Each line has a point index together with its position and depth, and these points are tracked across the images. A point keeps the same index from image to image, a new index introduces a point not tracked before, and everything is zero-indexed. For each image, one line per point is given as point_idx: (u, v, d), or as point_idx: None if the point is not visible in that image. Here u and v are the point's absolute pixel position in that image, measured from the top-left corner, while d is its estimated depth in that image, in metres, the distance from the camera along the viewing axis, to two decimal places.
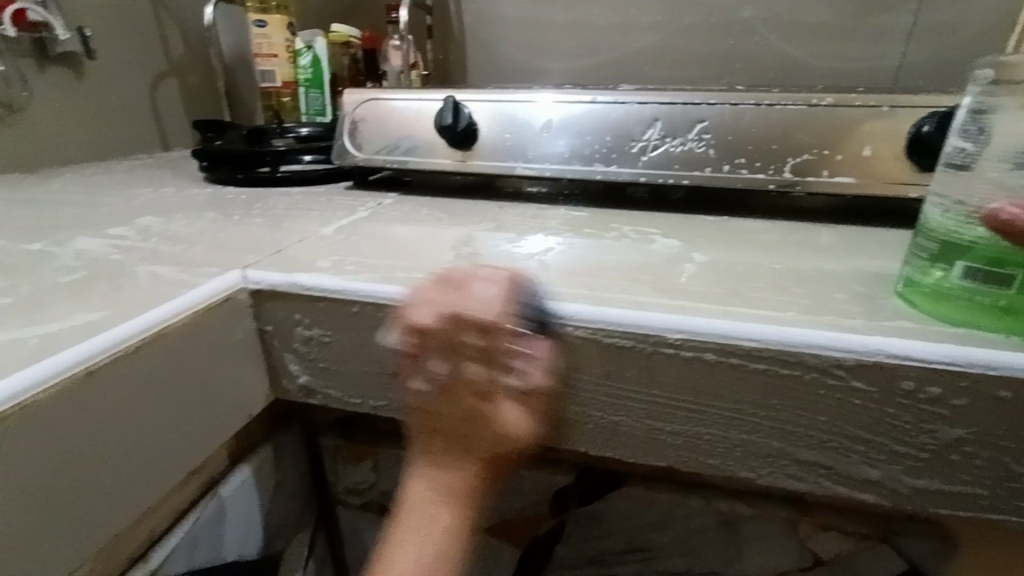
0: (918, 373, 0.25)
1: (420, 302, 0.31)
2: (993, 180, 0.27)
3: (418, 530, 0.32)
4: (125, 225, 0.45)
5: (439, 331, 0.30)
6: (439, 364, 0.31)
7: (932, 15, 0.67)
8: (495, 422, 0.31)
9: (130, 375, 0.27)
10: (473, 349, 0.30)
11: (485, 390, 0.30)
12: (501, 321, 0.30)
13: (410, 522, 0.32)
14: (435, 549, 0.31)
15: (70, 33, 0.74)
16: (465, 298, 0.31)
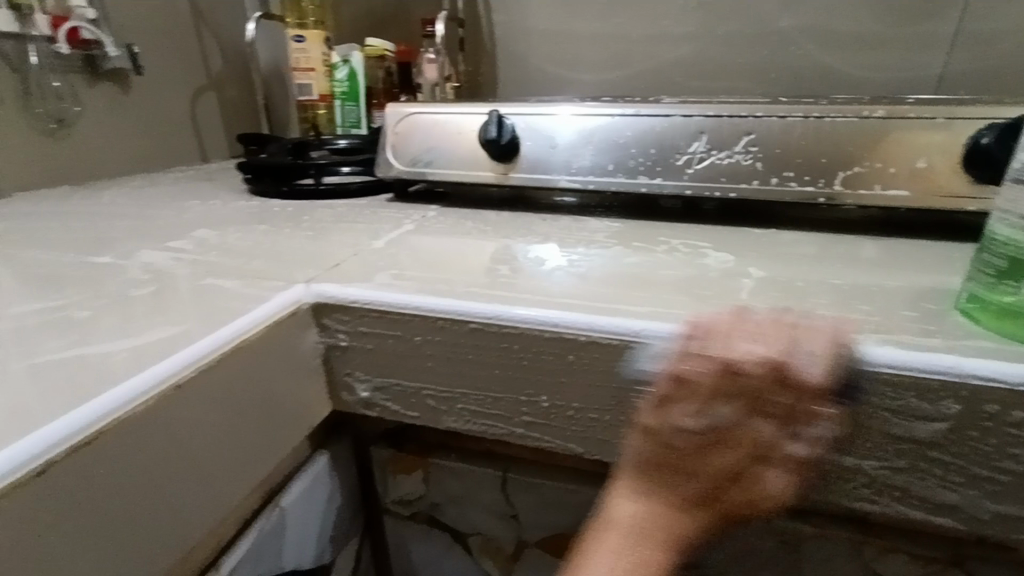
0: (1003, 396, 0.25)
1: (687, 361, 0.28)
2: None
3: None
4: (183, 238, 0.46)
5: (715, 377, 0.27)
6: (728, 410, 0.27)
7: (976, 24, 0.66)
8: (754, 479, 0.28)
9: (209, 390, 0.28)
10: (783, 410, 0.26)
11: (764, 446, 0.27)
12: (754, 369, 0.27)
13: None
14: None
15: (120, 50, 0.76)
16: (791, 351, 0.27)
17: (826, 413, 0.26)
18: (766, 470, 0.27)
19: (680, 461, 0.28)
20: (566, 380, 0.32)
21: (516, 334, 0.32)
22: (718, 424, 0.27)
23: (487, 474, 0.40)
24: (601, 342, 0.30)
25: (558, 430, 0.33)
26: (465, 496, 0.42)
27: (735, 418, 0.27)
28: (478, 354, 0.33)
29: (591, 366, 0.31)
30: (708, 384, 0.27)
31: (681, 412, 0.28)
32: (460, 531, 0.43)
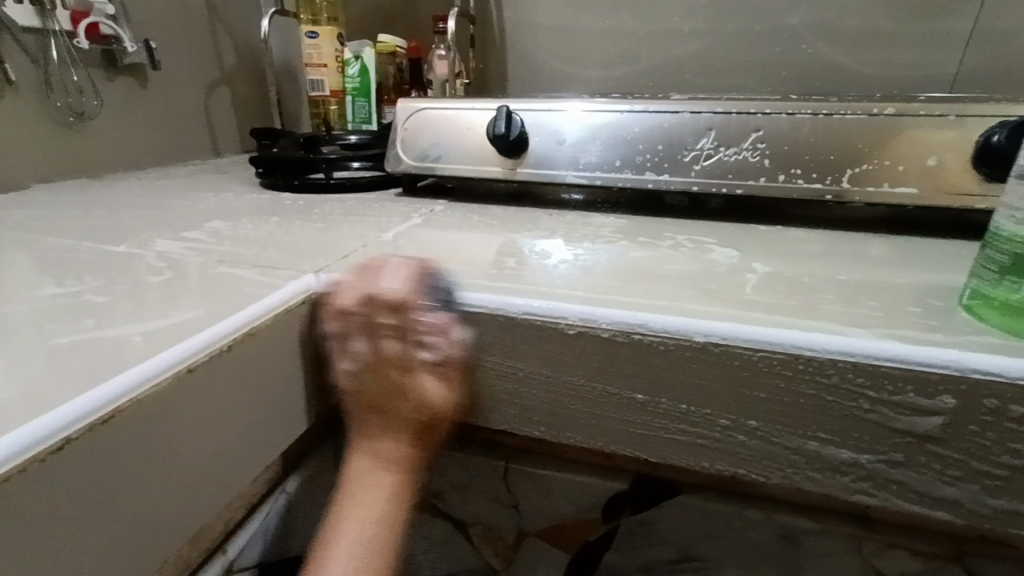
0: (1005, 392, 0.25)
1: (339, 286, 0.35)
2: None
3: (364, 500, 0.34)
4: (196, 229, 0.47)
5: (360, 312, 0.34)
6: (395, 342, 0.33)
7: (993, 22, 0.65)
8: (412, 384, 0.33)
9: (221, 374, 0.28)
10: (398, 329, 0.33)
11: (434, 358, 0.33)
12: (405, 295, 0.33)
13: (349, 507, 0.34)
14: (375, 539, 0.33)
15: (137, 45, 0.78)
16: (371, 283, 0.34)
17: (435, 322, 0.33)
18: (414, 380, 0.33)
19: (379, 382, 0.34)
20: (570, 371, 0.32)
21: (523, 326, 0.32)
22: (406, 351, 0.33)
23: (489, 463, 0.41)
24: (606, 334, 0.30)
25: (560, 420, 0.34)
26: (468, 485, 0.42)
27: (397, 344, 0.33)
28: (483, 345, 0.33)
29: (594, 357, 0.31)
30: (364, 319, 0.34)
31: (354, 345, 0.34)
32: (462, 520, 0.44)
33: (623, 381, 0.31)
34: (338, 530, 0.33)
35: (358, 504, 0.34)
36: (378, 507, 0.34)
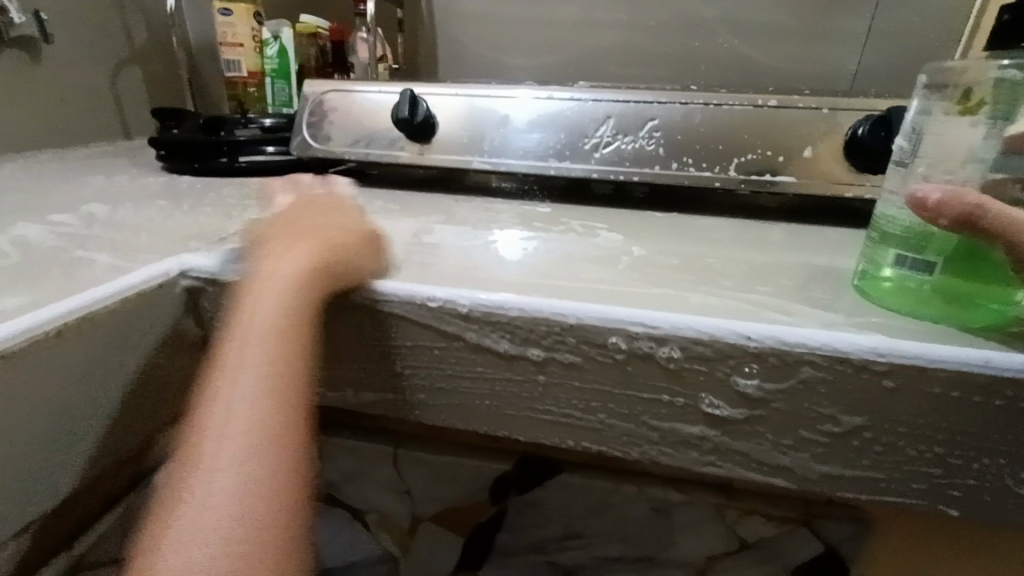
0: (824, 362, 0.26)
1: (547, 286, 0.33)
2: (921, 176, 0.27)
3: (265, 320, 0.30)
4: (68, 213, 0.44)
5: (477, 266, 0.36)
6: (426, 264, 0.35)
7: (884, 24, 0.70)
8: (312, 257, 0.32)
9: (50, 362, 0.27)
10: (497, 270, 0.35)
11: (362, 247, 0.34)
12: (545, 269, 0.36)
13: (257, 336, 0.30)
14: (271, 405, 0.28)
15: (25, 15, 0.71)
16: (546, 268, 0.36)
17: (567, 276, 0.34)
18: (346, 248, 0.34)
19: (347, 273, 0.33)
20: (439, 353, 0.32)
21: (390, 312, 0.31)
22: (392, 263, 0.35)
23: (377, 449, 0.40)
24: (466, 314, 0.30)
25: (431, 405, 0.33)
26: (361, 474, 0.42)
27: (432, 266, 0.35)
28: (351, 329, 0.33)
29: (456, 334, 0.30)
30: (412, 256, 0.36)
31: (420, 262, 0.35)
32: (357, 509, 0.43)
33: (489, 362, 0.31)
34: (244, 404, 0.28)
35: (263, 329, 0.30)
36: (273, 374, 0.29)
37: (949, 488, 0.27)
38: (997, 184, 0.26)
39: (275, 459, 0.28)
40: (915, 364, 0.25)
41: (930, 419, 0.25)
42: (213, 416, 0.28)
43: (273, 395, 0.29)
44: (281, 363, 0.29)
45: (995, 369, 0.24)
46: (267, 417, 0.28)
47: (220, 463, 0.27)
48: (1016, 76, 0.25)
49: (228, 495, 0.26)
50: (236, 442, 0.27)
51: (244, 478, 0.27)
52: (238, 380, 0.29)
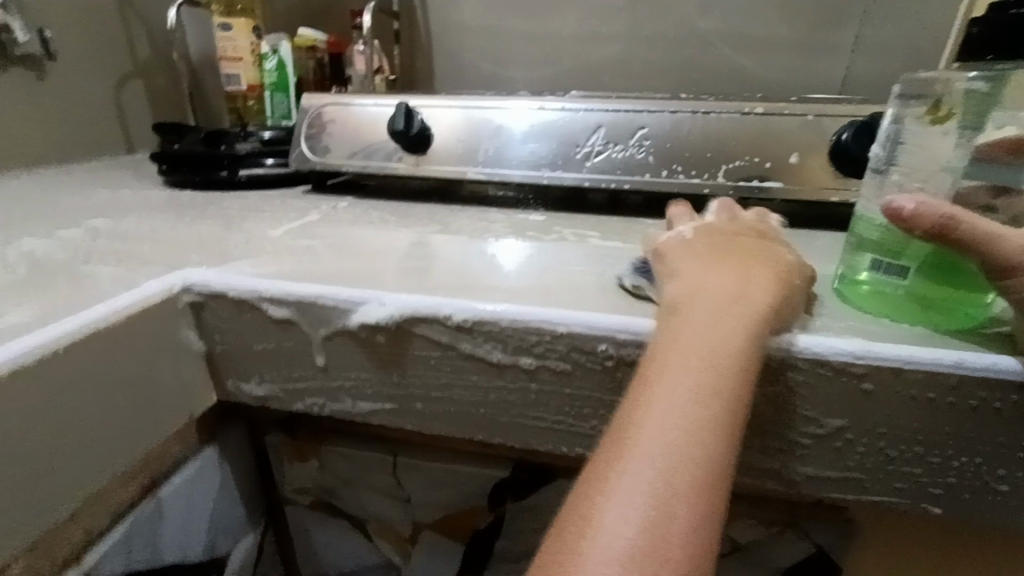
0: (803, 365, 0.26)
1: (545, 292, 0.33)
2: (896, 184, 0.28)
3: (697, 340, 0.24)
4: (72, 228, 0.45)
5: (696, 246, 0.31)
6: (706, 245, 0.31)
7: (873, 31, 0.71)
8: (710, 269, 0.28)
9: (58, 376, 0.28)
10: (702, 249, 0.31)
11: (711, 254, 0.29)
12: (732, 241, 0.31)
13: (677, 352, 0.24)
14: (702, 424, 0.22)
15: (30, 33, 0.73)
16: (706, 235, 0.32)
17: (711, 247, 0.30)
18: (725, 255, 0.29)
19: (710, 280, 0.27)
20: (434, 362, 0.32)
21: (381, 324, 0.32)
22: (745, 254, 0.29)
23: (376, 456, 0.41)
24: (458, 323, 0.31)
25: (427, 412, 0.34)
26: (360, 481, 0.43)
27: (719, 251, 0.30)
28: (346, 339, 0.33)
29: (450, 343, 0.31)
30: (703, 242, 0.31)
31: (690, 248, 0.31)
32: (357, 515, 0.44)
33: (484, 367, 0.32)
34: (644, 430, 0.22)
35: (698, 341, 0.24)
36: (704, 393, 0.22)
37: (929, 488, 0.27)
38: (972, 191, 0.27)
39: (705, 502, 0.20)
40: (892, 366, 0.25)
41: (907, 420, 0.26)
42: (632, 434, 0.22)
43: (719, 423, 0.22)
44: (734, 379, 0.23)
45: (965, 370, 0.25)
46: (723, 438, 0.22)
47: (636, 496, 0.20)
48: (982, 88, 0.27)
49: (640, 539, 0.19)
50: (672, 467, 0.21)
51: (663, 508, 0.20)
52: (661, 394, 0.23)
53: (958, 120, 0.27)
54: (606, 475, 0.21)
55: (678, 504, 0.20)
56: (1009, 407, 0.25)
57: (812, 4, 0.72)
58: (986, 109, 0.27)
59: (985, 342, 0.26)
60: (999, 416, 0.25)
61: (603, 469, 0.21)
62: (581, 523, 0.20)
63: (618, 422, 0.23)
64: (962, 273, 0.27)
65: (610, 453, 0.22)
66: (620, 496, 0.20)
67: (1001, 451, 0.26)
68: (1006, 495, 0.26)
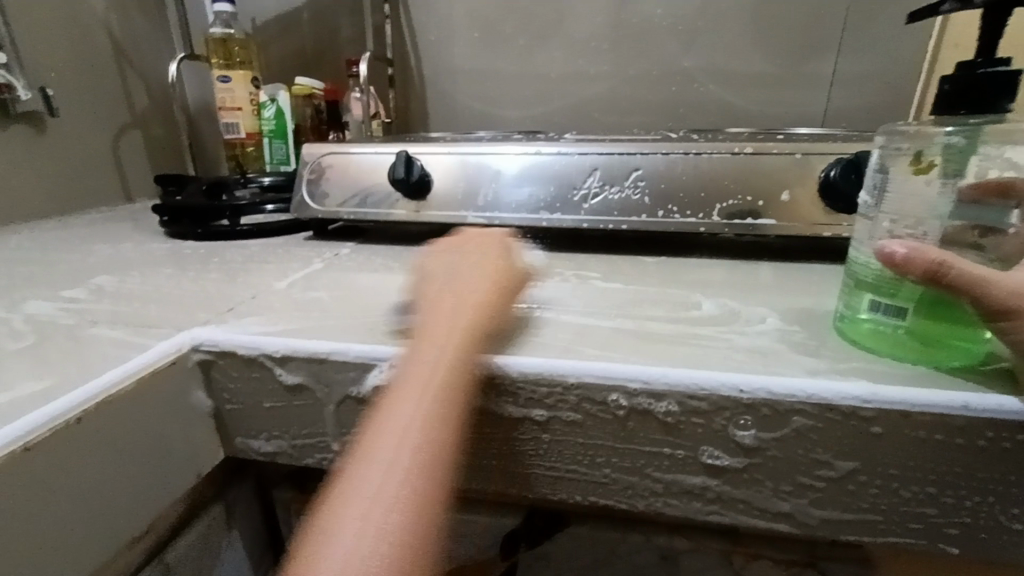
0: (812, 410, 0.27)
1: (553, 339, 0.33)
2: (887, 231, 0.29)
3: (424, 372, 0.30)
4: (77, 287, 0.46)
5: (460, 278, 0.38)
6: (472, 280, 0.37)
7: (850, 66, 0.74)
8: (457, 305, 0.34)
9: (70, 447, 0.28)
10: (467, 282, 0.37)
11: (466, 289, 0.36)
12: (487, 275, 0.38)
13: (410, 383, 0.30)
14: (415, 443, 0.28)
15: (32, 91, 0.74)
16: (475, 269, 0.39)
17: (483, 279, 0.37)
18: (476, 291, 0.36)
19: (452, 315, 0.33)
20: None
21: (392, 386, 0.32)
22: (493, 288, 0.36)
23: None
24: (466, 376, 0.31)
25: None
26: None
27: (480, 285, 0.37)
28: (355, 395, 0.33)
29: None
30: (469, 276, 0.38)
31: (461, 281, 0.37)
32: None
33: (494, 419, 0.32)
34: (370, 454, 0.28)
35: (421, 371, 0.30)
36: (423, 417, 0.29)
37: (945, 528, 0.27)
38: (959, 231, 0.28)
39: (425, 502, 0.27)
40: (899, 409, 0.26)
41: (918, 461, 0.27)
42: (368, 457, 0.28)
43: (438, 438, 0.29)
44: (451, 398, 0.29)
45: (971, 412, 0.25)
46: (439, 450, 0.28)
47: (373, 505, 0.27)
48: (958, 141, 0.28)
49: (371, 538, 0.26)
50: (389, 483, 0.27)
51: (382, 525, 0.26)
52: (393, 423, 0.29)
53: (940, 171, 0.28)
54: (346, 492, 0.27)
55: (391, 512, 0.27)
56: (1015, 446, 0.25)
57: (789, 43, 0.75)
58: (963, 160, 0.28)
59: (986, 381, 0.27)
60: (1006, 455, 0.26)
61: (336, 498, 0.27)
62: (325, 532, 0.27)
63: (360, 447, 0.29)
64: (957, 316, 0.28)
65: (342, 486, 0.28)
66: (348, 512, 0.27)
67: (1011, 489, 0.26)
68: (1021, 533, 0.27)
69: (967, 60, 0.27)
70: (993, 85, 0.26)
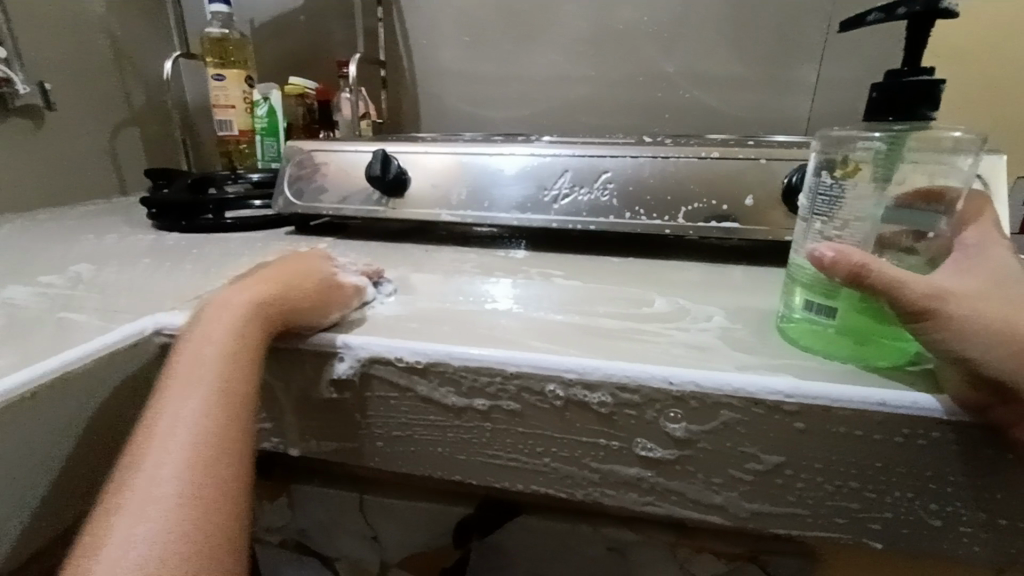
0: (740, 403, 0.28)
1: (502, 329, 0.34)
2: (819, 233, 0.30)
3: (196, 368, 0.30)
4: (56, 274, 0.47)
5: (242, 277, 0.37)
6: (253, 275, 0.37)
7: (831, 73, 0.75)
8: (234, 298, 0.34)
9: (24, 420, 0.29)
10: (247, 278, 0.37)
11: (246, 282, 0.36)
12: (273, 267, 0.38)
13: (182, 381, 0.29)
14: (195, 431, 0.27)
15: (30, 86, 0.76)
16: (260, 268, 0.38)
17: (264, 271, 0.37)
18: (253, 282, 0.35)
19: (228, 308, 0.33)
20: (393, 403, 0.33)
21: (346, 378, 0.33)
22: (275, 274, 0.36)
23: (344, 495, 0.42)
24: (410, 364, 0.32)
25: (388, 452, 0.35)
26: (331, 522, 0.43)
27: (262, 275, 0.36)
28: (308, 382, 0.34)
29: (406, 383, 0.33)
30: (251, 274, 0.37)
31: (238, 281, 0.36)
32: (328, 556, 0.44)
33: (437, 407, 0.32)
34: (141, 461, 0.26)
35: (207, 352, 0.30)
36: (201, 406, 0.28)
37: (871, 523, 0.28)
38: (892, 235, 0.29)
39: (218, 478, 0.27)
40: (821, 404, 0.27)
41: (842, 456, 0.27)
42: (150, 449, 0.27)
43: (217, 425, 0.28)
44: (234, 368, 0.30)
45: (891, 409, 0.26)
46: (225, 436, 0.28)
47: (159, 494, 0.25)
48: (882, 146, 0.29)
49: (161, 525, 0.24)
50: (170, 479, 0.26)
51: (165, 522, 0.24)
52: (165, 423, 0.28)
53: (868, 175, 0.29)
54: (125, 489, 0.25)
55: (169, 505, 0.25)
56: (933, 443, 0.26)
57: (771, 51, 0.76)
58: (893, 166, 0.29)
59: (910, 379, 0.28)
60: (925, 451, 0.26)
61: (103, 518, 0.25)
62: (104, 537, 0.24)
63: (139, 444, 0.27)
64: (884, 317, 0.29)
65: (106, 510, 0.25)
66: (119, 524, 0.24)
67: (932, 486, 0.27)
68: (942, 529, 0.27)
69: (894, 70, 0.28)
70: (912, 94, 0.27)
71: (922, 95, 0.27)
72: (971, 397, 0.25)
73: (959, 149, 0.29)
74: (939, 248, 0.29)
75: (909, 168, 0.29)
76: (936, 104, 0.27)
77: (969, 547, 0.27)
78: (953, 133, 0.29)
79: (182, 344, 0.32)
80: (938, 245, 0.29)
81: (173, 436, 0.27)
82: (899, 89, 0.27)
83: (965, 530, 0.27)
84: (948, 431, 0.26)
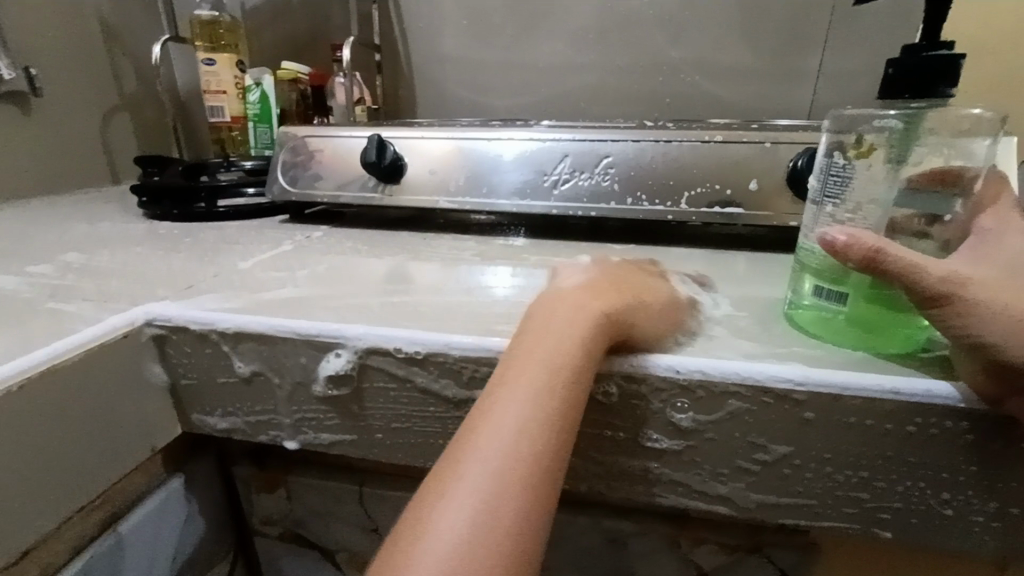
0: (747, 392, 0.27)
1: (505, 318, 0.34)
2: (830, 216, 0.29)
3: (538, 362, 0.26)
4: (45, 263, 0.46)
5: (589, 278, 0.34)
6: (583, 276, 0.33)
7: (837, 59, 0.73)
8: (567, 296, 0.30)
9: (12, 414, 0.28)
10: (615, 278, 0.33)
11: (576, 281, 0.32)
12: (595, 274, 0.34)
13: (518, 370, 0.26)
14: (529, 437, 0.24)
15: (16, 71, 0.74)
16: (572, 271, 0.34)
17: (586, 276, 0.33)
18: (583, 284, 0.31)
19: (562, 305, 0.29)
20: (393, 394, 0.33)
21: (341, 374, 0.32)
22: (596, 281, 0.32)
23: (343, 488, 0.41)
24: (409, 354, 0.31)
25: (388, 443, 0.34)
26: (329, 513, 0.42)
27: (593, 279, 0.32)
28: (304, 373, 0.34)
29: (406, 373, 0.32)
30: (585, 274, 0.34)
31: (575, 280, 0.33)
32: (328, 548, 0.44)
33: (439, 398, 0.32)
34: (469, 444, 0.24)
35: (551, 339, 0.27)
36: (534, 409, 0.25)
37: (879, 512, 0.28)
38: (905, 219, 0.28)
39: (541, 496, 0.23)
40: (830, 392, 0.26)
41: (850, 445, 0.27)
42: (482, 425, 0.25)
43: (550, 440, 0.24)
44: (581, 375, 0.26)
45: (903, 397, 0.25)
46: (552, 454, 0.24)
47: (481, 485, 0.23)
48: (898, 125, 0.28)
49: (471, 527, 0.22)
50: (489, 479, 0.23)
51: (481, 524, 0.22)
52: (498, 411, 0.25)
53: (879, 156, 0.29)
54: (453, 468, 0.23)
55: (488, 509, 0.22)
56: (945, 432, 0.25)
57: (777, 35, 0.74)
58: (908, 147, 0.28)
59: (921, 366, 0.27)
60: (936, 440, 0.26)
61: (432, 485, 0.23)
62: (430, 508, 0.22)
63: (472, 419, 0.25)
64: (896, 303, 0.28)
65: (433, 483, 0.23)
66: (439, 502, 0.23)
67: (943, 475, 0.26)
68: (952, 518, 0.27)
69: (911, 46, 0.27)
70: (929, 69, 0.26)
71: (940, 72, 0.26)
72: (985, 385, 0.24)
73: (978, 131, 0.28)
74: (953, 231, 0.28)
75: (924, 149, 0.28)
76: (955, 81, 0.26)
77: (979, 536, 0.27)
78: (972, 110, 0.28)
79: (525, 325, 0.29)
80: (950, 228, 0.28)
81: (508, 430, 0.24)
82: (916, 63, 0.26)
83: (975, 519, 0.27)
84: (960, 420, 0.25)
